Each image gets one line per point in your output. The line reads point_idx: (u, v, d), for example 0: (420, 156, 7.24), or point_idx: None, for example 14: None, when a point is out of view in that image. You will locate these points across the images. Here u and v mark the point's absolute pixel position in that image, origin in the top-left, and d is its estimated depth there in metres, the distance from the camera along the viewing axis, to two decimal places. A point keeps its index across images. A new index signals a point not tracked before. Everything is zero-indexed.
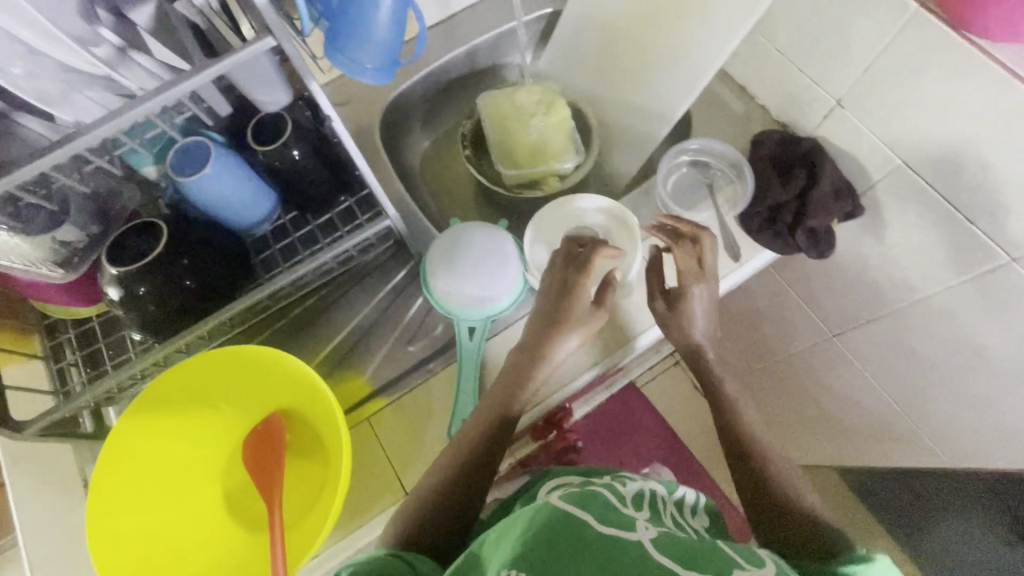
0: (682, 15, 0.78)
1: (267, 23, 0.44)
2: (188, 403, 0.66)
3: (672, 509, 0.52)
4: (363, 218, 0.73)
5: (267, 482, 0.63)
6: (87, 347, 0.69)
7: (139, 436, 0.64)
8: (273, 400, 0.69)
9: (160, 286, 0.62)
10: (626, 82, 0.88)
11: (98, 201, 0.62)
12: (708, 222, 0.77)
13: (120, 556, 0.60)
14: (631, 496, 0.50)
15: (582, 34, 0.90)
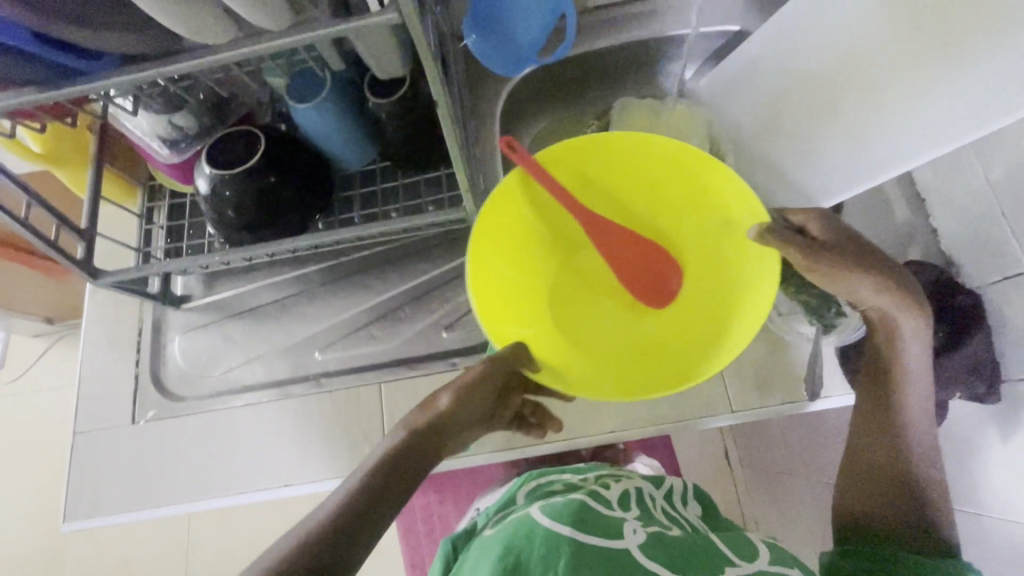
0: (897, 92, 0.61)
1: (398, 4, 0.41)
2: (695, 201, 0.64)
3: (659, 502, 0.64)
4: (446, 194, 0.72)
5: (620, 266, 0.65)
6: (175, 221, 0.75)
7: (646, 173, 0.64)
8: (690, 211, 0.65)
9: (243, 192, 0.64)
10: (794, 142, 0.74)
11: (208, 116, 0.66)
12: (802, 338, 0.67)
13: (506, 203, 0.61)
14: (620, 496, 0.61)
15: (755, 69, 0.76)
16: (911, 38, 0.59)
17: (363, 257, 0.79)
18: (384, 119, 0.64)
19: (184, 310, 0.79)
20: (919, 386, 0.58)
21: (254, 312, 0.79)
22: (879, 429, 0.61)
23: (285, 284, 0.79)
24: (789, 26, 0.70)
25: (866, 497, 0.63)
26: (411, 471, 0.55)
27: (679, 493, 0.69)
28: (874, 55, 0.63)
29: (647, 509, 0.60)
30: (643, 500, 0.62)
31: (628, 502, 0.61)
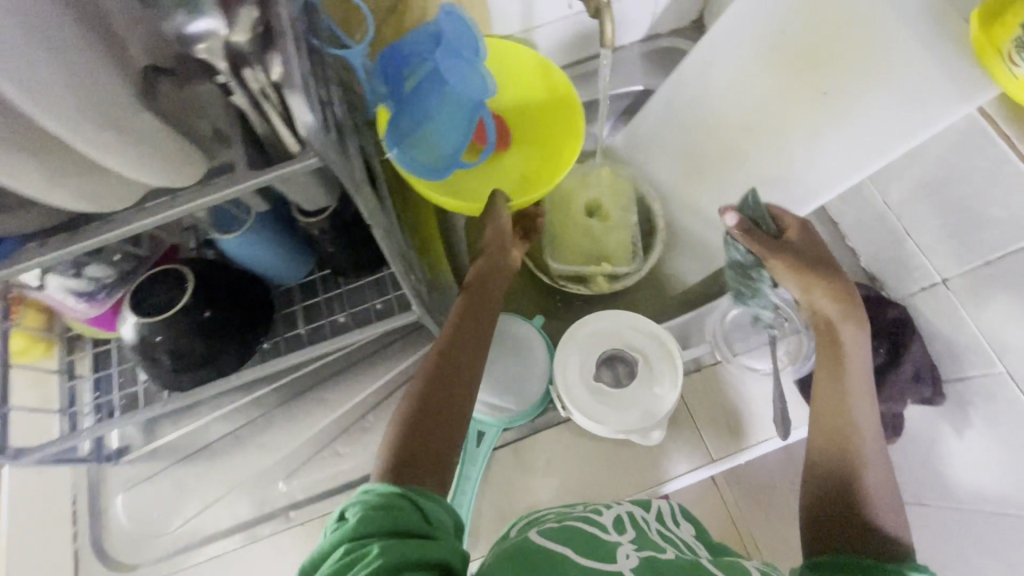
0: (797, 136, 0.66)
1: (319, 150, 0.40)
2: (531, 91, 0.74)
3: (655, 525, 0.55)
4: (393, 294, 0.70)
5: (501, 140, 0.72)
6: (102, 371, 0.68)
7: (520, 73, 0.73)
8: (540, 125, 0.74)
9: (175, 334, 0.60)
10: (707, 186, 0.78)
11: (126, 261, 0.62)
12: (761, 374, 0.70)
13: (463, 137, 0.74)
14: (613, 521, 0.53)
15: (664, 127, 0.81)
16: (796, 88, 0.65)
17: (315, 370, 0.75)
18: (318, 235, 0.63)
19: (123, 463, 0.72)
20: (861, 384, 0.57)
21: (205, 451, 0.73)
22: (835, 420, 0.55)
23: (236, 414, 0.74)
24: (679, 90, 0.77)
25: (825, 507, 0.52)
26: (451, 403, 0.52)
27: (671, 512, 0.60)
28: (766, 106, 0.68)
29: (643, 530, 0.52)
30: (640, 521, 0.54)
31: (624, 524, 0.53)
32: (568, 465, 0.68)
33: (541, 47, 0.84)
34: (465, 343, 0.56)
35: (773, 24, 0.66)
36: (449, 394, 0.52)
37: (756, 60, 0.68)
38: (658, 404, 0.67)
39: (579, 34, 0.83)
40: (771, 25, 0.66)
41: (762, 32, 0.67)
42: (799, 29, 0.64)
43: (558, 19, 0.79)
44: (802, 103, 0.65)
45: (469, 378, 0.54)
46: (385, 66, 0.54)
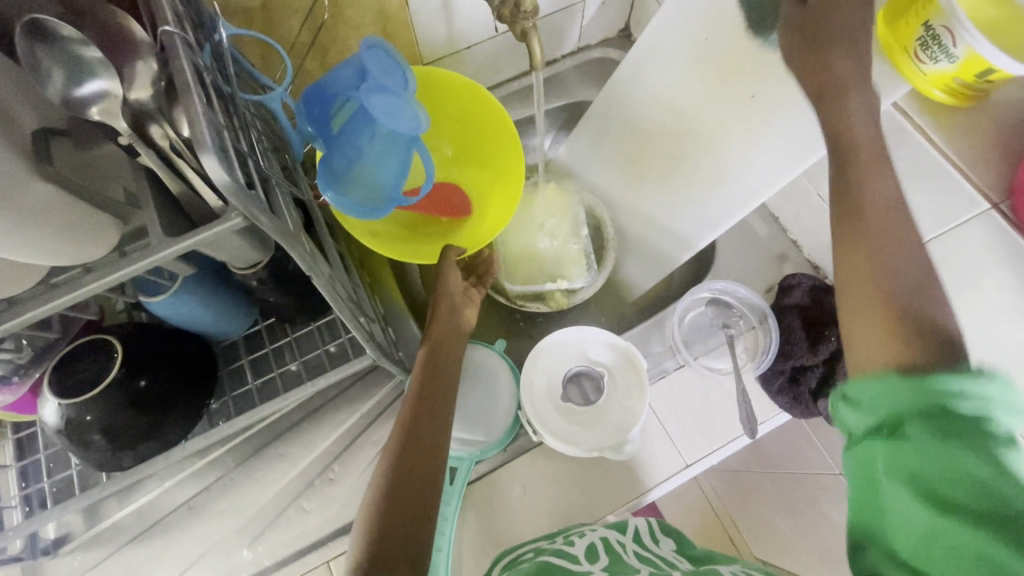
0: (711, 148, 0.69)
1: (240, 207, 0.37)
2: (475, 115, 0.77)
3: (630, 546, 0.57)
4: (346, 336, 0.67)
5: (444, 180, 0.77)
6: (27, 458, 0.62)
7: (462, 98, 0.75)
8: (488, 148, 0.79)
9: (107, 411, 0.55)
10: (651, 197, 0.79)
11: (41, 337, 0.56)
12: (723, 374, 0.71)
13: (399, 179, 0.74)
14: (586, 550, 0.55)
15: (604, 137, 0.81)
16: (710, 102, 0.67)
17: (271, 425, 0.71)
18: (257, 286, 0.59)
19: (64, 554, 0.66)
20: (897, 225, 0.44)
21: (156, 527, 0.67)
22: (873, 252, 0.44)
23: (188, 483, 0.69)
24: (613, 100, 0.77)
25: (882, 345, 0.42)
26: (429, 450, 0.54)
27: (648, 531, 0.61)
28: (685, 120, 0.70)
29: (615, 554, 0.54)
30: (612, 547, 0.56)
31: (596, 552, 0.55)
32: (545, 490, 0.67)
33: (474, 67, 0.83)
34: (432, 394, 0.58)
35: (691, 36, 0.66)
36: (421, 452, 0.53)
37: (677, 72, 0.69)
38: (628, 417, 0.67)
39: (510, 51, 0.83)
40: (688, 36, 0.66)
41: (682, 42, 0.67)
42: (712, 42, 0.64)
43: (488, 38, 0.78)
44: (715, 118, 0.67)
45: (442, 428, 0.56)
46: (310, 107, 0.52)
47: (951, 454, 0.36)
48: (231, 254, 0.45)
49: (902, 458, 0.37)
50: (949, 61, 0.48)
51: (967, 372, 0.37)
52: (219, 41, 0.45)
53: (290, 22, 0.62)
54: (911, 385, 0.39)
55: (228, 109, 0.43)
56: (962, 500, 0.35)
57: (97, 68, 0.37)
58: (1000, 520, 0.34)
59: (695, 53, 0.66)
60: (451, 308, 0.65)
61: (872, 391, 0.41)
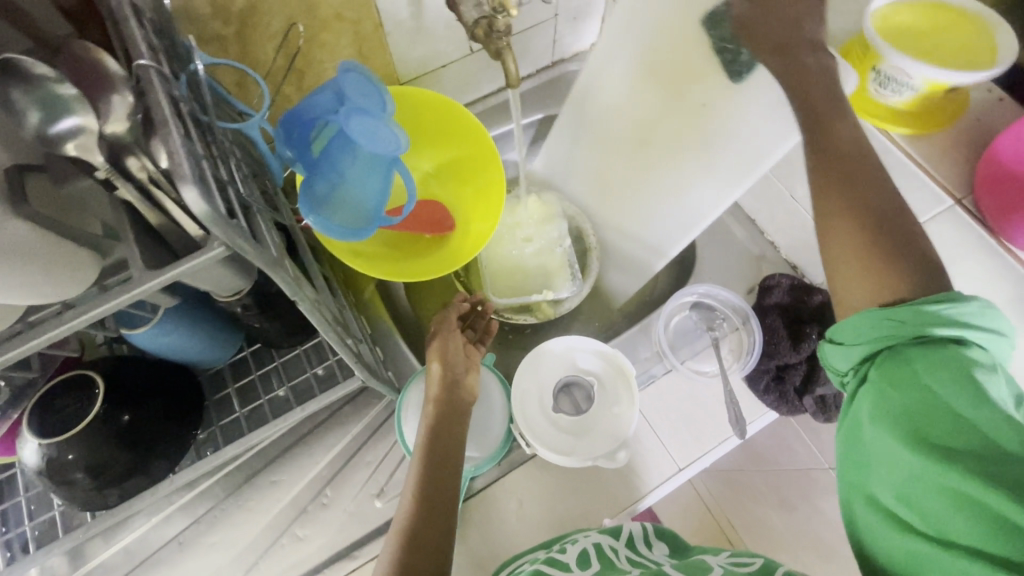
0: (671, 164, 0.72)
1: (222, 236, 0.37)
2: (456, 133, 0.78)
3: (624, 552, 0.57)
4: (334, 357, 0.67)
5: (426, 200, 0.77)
6: (6, 501, 0.60)
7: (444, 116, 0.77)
8: (469, 166, 0.80)
9: (91, 448, 0.54)
10: (622, 209, 0.80)
11: (19, 375, 0.54)
12: (710, 376, 0.72)
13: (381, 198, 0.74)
14: (578, 558, 0.55)
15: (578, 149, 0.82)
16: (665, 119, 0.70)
17: (260, 452, 0.70)
18: (241, 313, 0.59)
19: None
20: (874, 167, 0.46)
21: (144, 565, 0.66)
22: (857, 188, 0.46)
23: (176, 517, 0.67)
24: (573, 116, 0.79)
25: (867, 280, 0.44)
26: (436, 532, 0.53)
27: (643, 534, 0.62)
28: (644, 137, 0.73)
29: (606, 561, 0.54)
30: (604, 554, 0.56)
31: (588, 560, 0.55)
32: (541, 502, 0.67)
33: (450, 85, 0.84)
34: (438, 482, 0.55)
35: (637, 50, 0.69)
36: (438, 508, 0.54)
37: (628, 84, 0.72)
38: (619, 424, 0.67)
39: (486, 68, 0.84)
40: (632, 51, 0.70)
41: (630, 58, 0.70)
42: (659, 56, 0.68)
43: (463, 56, 0.79)
44: (669, 131, 0.70)
45: (444, 519, 0.54)
46: (289, 131, 0.52)
47: (917, 378, 0.39)
48: (212, 283, 0.45)
49: (893, 396, 0.40)
50: (914, 91, 0.53)
51: (947, 299, 0.41)
52: (195, 72, 0.45)
53: (266, 48, 0.63)
54: (891, 319, 0.41)
55: (206, 139, 0.43)
56: (940, 414, 0.38)
57: (73, 105, 0.37)
58: (954, 448, 0.36)
59: (642, 70, 0.70)
60: (451, 385, 0.61)
61: (856, 327, 0.43)
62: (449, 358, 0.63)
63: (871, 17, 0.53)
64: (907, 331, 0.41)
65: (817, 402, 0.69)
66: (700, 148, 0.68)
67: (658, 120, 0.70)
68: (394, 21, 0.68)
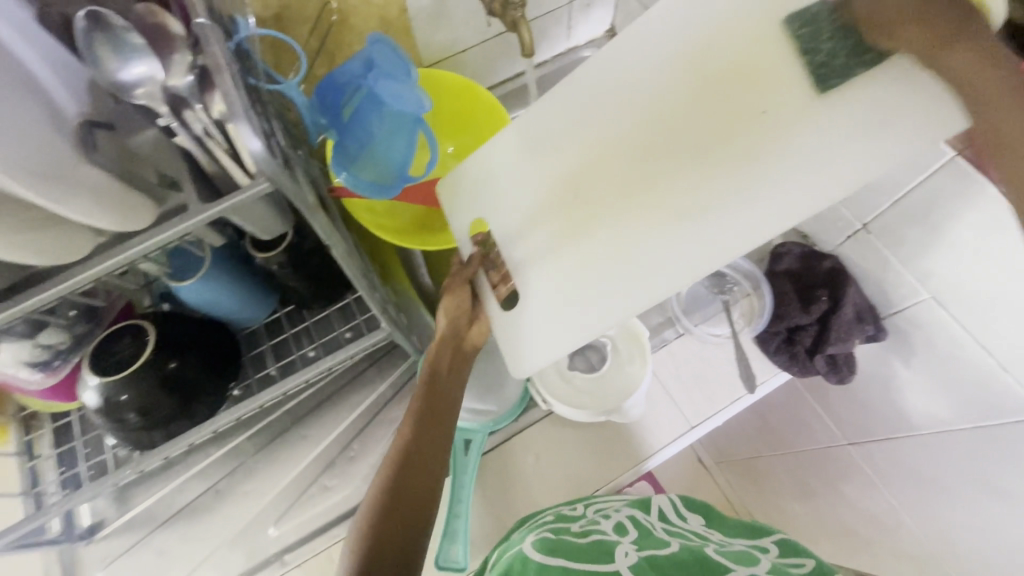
0: (638, 230, 0.53)
1: (268, 174, 0.42)
2: (472, 114, 0.82)
3: (658, 523, 0.59)
4: (361, 318, 0.71)
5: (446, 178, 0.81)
6: (63, 445, 0.66)
7: (462, 97, 0.81)
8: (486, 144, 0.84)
9: (141, 390, 0.59)
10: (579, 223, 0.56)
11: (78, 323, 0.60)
12: (721, 339, 0.74)
13: None
14: (615, 525, 0.57)
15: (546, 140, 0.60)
16: (689, 169, 0.51)
17: (291, 409, 0.74)
18: (276, 269, 0.63)
19: (100, 540, 0.69)
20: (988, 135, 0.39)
21: (184, 511, 0.70)
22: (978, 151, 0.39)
23: (213, 468, 0.72)
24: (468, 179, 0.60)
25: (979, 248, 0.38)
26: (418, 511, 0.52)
27: (675, 512, 0.63)
28: (615, 208, 0.54)
29: (642, 530, 0.56)
30: (640, 524, 0.58)
31: (624, 527, 0.57)
32: (557, 456, 0.70)
33: (469, 69, 0.88)
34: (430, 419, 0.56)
35: (642, 97, 0.54)
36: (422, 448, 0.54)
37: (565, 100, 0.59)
38: (632, 382, 0.70)
39: (504, 52, 0.88)
40: (650, 97, 0.54)
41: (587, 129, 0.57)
42: (681, 113, 0.52)
43: (482, 41, 0.84)
44: (680, 176, 0.51)
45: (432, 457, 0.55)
46: (323, 97, 0.57)
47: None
48: (256, 226, 0.50)
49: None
50: None
51: None
52: (240, 40, 0.50)
53: (301, 29, 0.68)
54: None
55: (251, 96, 0.48)
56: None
57: (139, 50, 0.42)
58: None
59: (627, 120, 0.55)
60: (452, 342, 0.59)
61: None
62: (456, 312, 0.60)
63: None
64: None
65: (828, 361, 0.70)
66: (681, 214, 0.51)
67: (644, 177, 0.53)
68: (418, 6, 0.73)
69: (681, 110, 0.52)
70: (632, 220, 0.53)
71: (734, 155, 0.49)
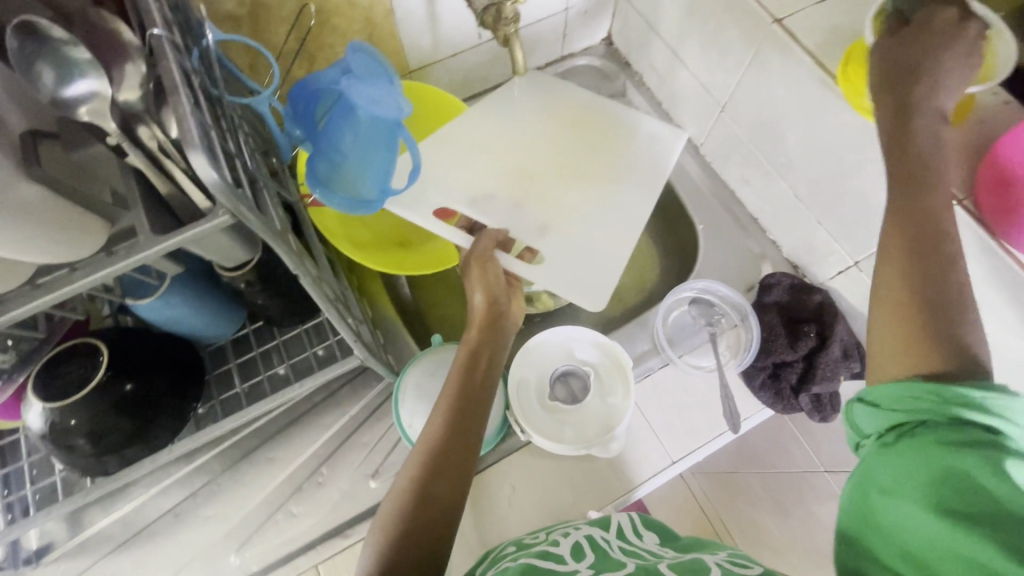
0: (597, 199, 0.72)
1: (227, 204, 0.38)
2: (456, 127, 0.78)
3: (615, 543, 0.57)
4: (334, 338, 0.68)
5: None
6: (8, 465, 0.62)
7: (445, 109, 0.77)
8: None
9: (94, 414, 0.55)
10: (535, 208, 0.71)
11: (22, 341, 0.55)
12: (707, 371, 0.72)
13: None
14: (571, 549, 0.55)
15: (461, 138, 0.73)
16: (591, 158, 0.75)
17: (258, 429, 0.70)
18: (243, 287, 0.59)
19: (47, 565, 0.65)
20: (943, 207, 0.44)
21: (139, 537, 0.66)
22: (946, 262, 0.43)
23: (172, 489, 0.68)
24: (434, 159, 0.71)
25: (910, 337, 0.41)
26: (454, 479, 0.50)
27: (633, 526, 0.61)
28: (554, 188, 0.72)
29: (600, 552, 0.54)
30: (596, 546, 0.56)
31: (582, 552, 0.55)
32: (534, 487, 0.68)
33: (459, 74, 0.84)
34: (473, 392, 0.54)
35: (534, 118, 0.76)
36: (468, 416, 0.52)
37: (479, 111, 0.75)
38: (614, 416, 0.68)
39: (496, 58, 0.84)
40: (537, 125, 0.76)
41: (505, 148, 0.74)
42: (563, 135, 0.76)
43: (472, 46, 0.80)
44: (582, 161, 0.75)
45: (472, 430, 0.52)
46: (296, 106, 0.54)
47: (926, 456, 0.37)
48: (217, 252, 0.46)
49: (892, 467, 0.39)
50: None
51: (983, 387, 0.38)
52: (207, 45, 0.46)
53: (278, 30, 0.64)
54: (922, 394, 0.39)
55: (214, 110, 0.43)
56: (970, 509, 0.35)
57: (85, 68, 0.38)
58: (968, 512, 0.34)
59: (527, 129, 0.76)
60: (496, 321, 0.57)
61: (891, 389, 0.41)
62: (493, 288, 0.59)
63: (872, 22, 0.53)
64: (936, 409, 0.38)
65: (813, 400, 0.69)
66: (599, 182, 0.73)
67: (563, 163, 0.74)
68: (406, 8, 0.69)
69: (556, 122, 0.77)
70: (567, 194, 0.72)
71: (604, 152, 0.75)
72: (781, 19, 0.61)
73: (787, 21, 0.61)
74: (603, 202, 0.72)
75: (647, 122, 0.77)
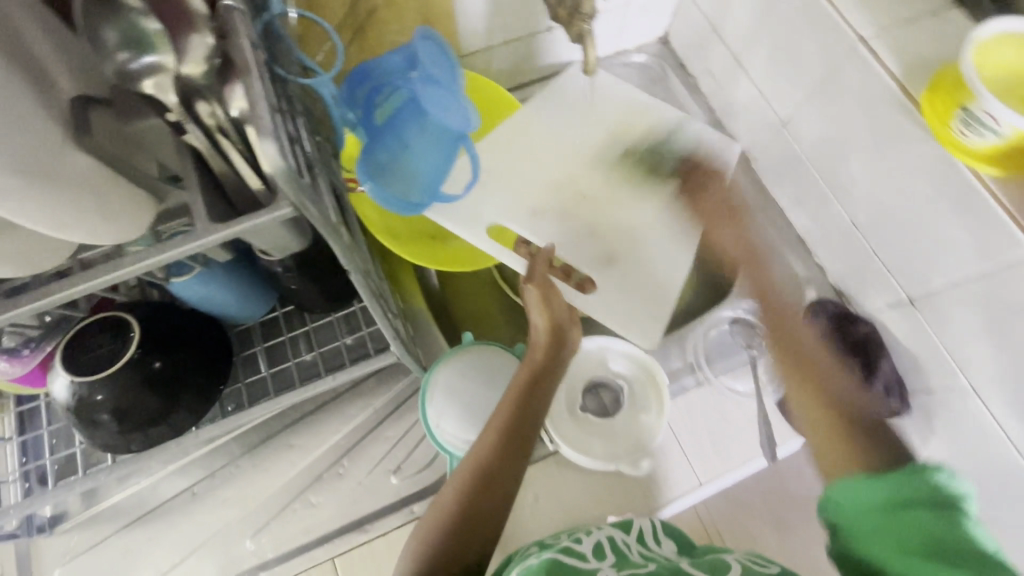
0: (645, 210, 0.70)
1: (292, 197, 0.36)
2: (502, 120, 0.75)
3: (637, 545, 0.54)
4: (366, 329, 0.66)
5: None
6: (29, 432, 0.60)
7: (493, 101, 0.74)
8: None
9: (121, 390, 0.53)
10: (581, 218, 0.69)
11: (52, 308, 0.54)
12: (742, 394, 0.70)
13: None
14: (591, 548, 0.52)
15: (510, 137, 0.71)
16: (641, 167, 0.72)
17: (280, 414, 0.69)
18: (280, 271, 0.57)
19: (61, 533, 0.64)
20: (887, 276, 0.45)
21: (154, 513, 0.65)
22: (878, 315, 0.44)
23: (190, 468, 0.67)
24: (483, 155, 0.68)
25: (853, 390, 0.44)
26: (496, 500, 0.48)
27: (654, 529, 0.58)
28: (600, 197, 0.70)
29: (622, 553, 0.51)
30: (618, 546, 0.53)
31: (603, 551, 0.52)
32: (557, 498, 0.66)
33: (510, 64, 0.81)
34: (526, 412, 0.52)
35: (586, 121, 0.74)
36: (517, 439, 0.50)
37: (530, 110, 0.72)
38: (644, 433, 0.66)
39: (550, 50, 0.81)
40: (588, 129, 0.73)
41: (554, 151, 0.71)
42: (615, 143, 0.73)
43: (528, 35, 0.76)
44: (632, 172, 0.72)
45: (520, 452, 0.50)
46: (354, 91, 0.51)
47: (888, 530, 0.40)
48: (268, 239, 0.43)
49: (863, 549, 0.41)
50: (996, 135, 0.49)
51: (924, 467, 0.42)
52: (271, 18, 0.43)
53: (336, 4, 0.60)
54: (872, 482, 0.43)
55: (277, 90, 0.41)
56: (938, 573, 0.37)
57: (156, 41, 0.35)
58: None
59: (579, 134, 0.73)
60: (559, 343, 0.55)
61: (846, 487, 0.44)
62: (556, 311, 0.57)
63: (969, 50, 0.49)
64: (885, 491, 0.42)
65: None
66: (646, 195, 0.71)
67: (611, 172, 0.72)
68: None
69: (608, 128, 0.74)
70: (613, 205, 0.70)
71: (655, 163, 0.73)
72: (866, 37, 0.58)
73: (872, 40, 0.58)
74: (650, 217, 0.70)
75: (701, 131, 0.75)
